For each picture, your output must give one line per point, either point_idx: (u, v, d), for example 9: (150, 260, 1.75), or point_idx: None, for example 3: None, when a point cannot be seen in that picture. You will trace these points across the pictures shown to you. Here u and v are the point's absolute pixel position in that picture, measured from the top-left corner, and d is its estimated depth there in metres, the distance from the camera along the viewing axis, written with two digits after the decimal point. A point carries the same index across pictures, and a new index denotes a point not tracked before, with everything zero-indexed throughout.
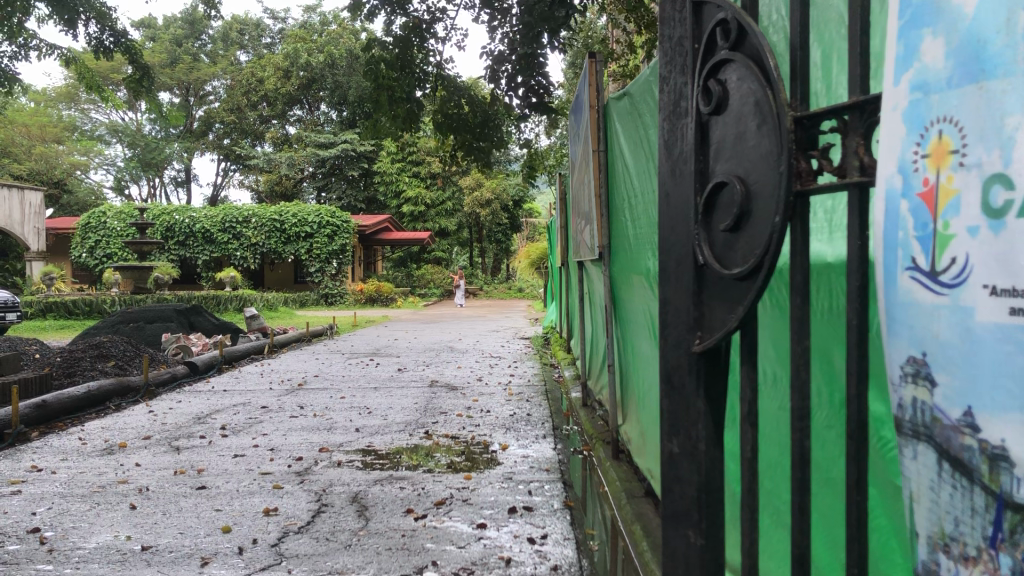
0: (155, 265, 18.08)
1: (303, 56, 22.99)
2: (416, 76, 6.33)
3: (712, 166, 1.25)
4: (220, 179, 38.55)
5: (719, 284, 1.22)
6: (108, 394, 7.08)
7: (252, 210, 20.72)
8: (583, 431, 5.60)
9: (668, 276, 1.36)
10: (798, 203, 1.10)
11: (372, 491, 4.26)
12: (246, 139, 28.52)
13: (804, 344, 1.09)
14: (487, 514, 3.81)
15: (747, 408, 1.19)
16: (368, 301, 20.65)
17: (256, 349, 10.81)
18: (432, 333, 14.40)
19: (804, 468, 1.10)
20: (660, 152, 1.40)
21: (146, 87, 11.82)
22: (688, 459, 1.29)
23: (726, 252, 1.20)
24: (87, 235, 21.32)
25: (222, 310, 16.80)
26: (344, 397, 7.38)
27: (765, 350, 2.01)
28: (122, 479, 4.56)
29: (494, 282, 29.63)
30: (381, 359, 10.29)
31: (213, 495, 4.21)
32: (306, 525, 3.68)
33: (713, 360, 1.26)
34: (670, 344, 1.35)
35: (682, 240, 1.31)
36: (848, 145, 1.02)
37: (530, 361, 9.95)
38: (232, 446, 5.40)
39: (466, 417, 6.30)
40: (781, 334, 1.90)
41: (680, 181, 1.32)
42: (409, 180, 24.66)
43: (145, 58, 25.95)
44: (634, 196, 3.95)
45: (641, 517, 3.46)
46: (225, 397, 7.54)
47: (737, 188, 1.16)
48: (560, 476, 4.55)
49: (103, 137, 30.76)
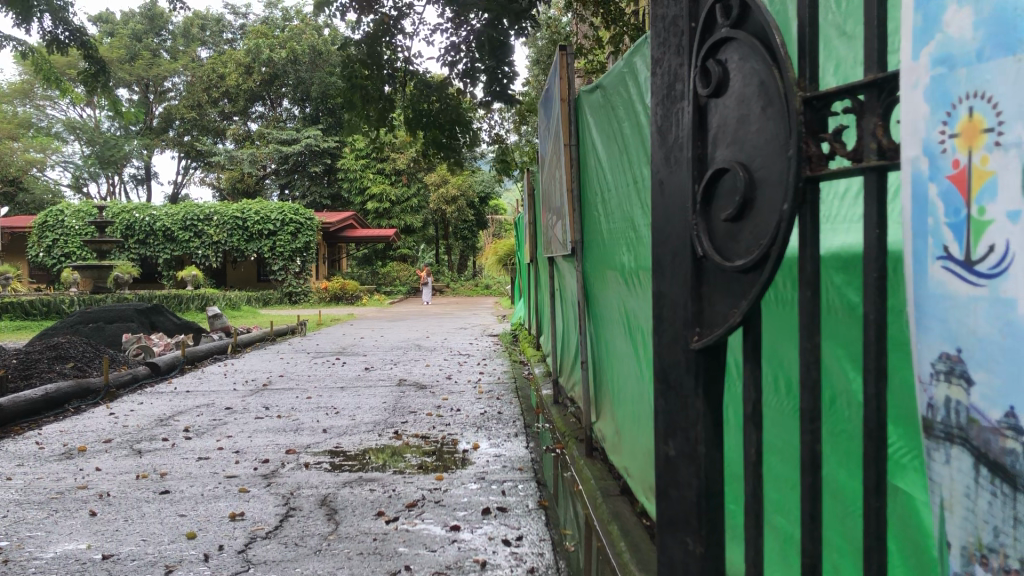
0: (114, 265, 17.76)
1: (265, 51, 22.72)
2: (385, 74, 6.25)
3: (712, 152, 1.17)
4: (181, 175, 37.99)
5: (720, 276, 1.15)
6: (66, 396, 6.90)
7: (214, 208, 20.41)
8: (555, 428, 5.55)
9: (663, 270, 1.29)
10: (807, 189, 1.03)
11: (341, 493, 4.16)
12: (208, 136, 28.12)
13: (815, 340, 1.02)
14: (461, 516, 3.73)
15: (750, 409, 1.13)
16: (333, 299, 20.46)
17: (219, 348, 10.63)
18: (399, 331, 14.27)
19: (815, 472, 1.03)
20: (654, 139, 1.33)
21: (103, 82, 11.57)
22: (686, 463, 1.22)
23: (727, 244, 1.13)
24: (45, 233, 20.90)
25: (183, 309, 16.52)
26: (311, 397, 7.25)
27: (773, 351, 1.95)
28: (82, 484, 4.42)
29: (460, 279, 29.48)
30: (348, 358, 10.15)
31: (177, 500, 4.08)
32: (274, 530, 3.57)
33: (711, 357, 1.18)
34: (666, 341, 1.28)
35: (679, 231, 1.23)
36: (862, 124, 0.95)
37: (499, 358, 9.88)
38: (196, 449, 5.26)
39: (436, 416, 6.21)
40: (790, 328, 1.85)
41: (675, 169, 1.25)
42: (373, 177, 24.46)
43: (102, 53, 25.49)
44: (607, 190, 3.88)
45: (618, 517, 3.39)
46: (188, 398, 7.37)
47: (740, 174, 1.09)
48: (533, 475, 4.47)
49: (59, 134, 30.19)
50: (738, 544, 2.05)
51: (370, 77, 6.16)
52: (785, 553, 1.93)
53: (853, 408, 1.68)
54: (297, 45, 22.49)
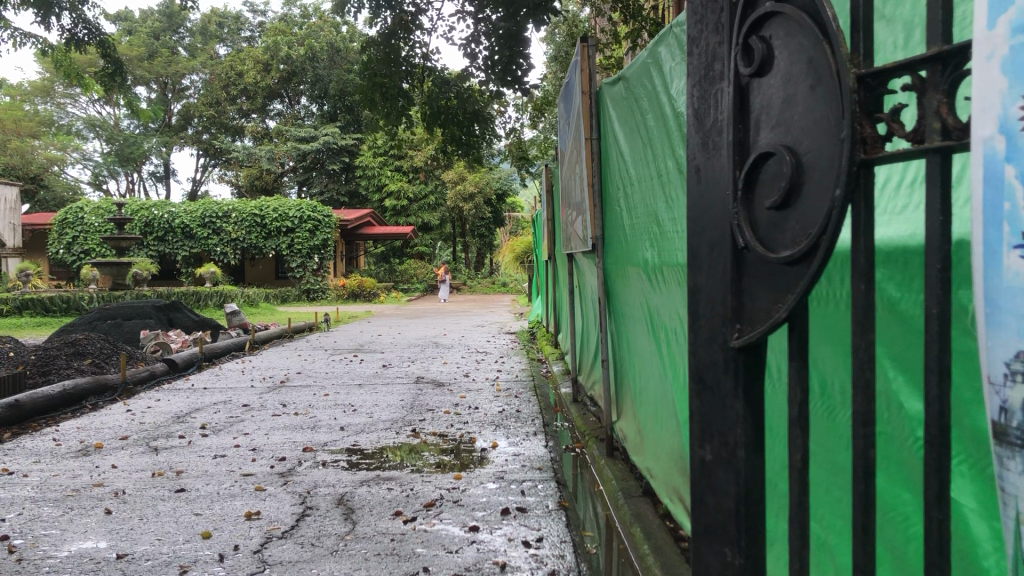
0: (133, 262, 17.82)
1: (283, 50, 22.80)
2: (403, 71, 6.20)
3: (754, 137, 1.10)
4: (199, 173, 38.19)
5: (762, 270, 1.07)
6: (84, 393, 6.89)
7: (232, 205, 20.45)
8: (574, 427, 5.47)
9: (700, 263, 1.21)
10: (862, 174, 0.94)
11: (359, 492, 4.10)
12: (227, 134, 28.23)
13: (870, 338, 0.95)
14: (479, 516, 3.66)
15: (796, 412, 1.05)
16: (350, 296, 20.47)
17: (236, 345, 10.60)
18: (417, 328, 14.24)
19: (868, 480, 0.95)
20: (689, 123, 1.26)
21: (120, 80, 11.57)
22: (723, 467, 1.15)
23: (771, 234, 1.06)
24: (64, 231, 21.01)
25: (202, 306, 16.55)
26: (328, 394, 7.20)
27: (816, 351, 1.87)
28: (98, 481, 4.39)
29: (477, 276, 29.42)
30: (366, 356, 10.12)
31: (192, 499, 4.04)
32: (290, 530, 3.52)
33: (750, 357, 1.11)
34: (703, 338, 1.20)
35: (719, 220, 1.16)
36: (924, 103, 0.87)
37: (516, 356, 9.81)
38: (212, 447, 5.21)
39: (454, 414, 6.14)
40: (835, 329, 1.76)
41: (714, 155, 1.17)
42: (391, 174, 24.44)
43: (121, 51, 25.60)
44: (629, 184, 3.81)
45: (641, 518, 3.32)
46: (205, 395, 7.35)
47: (785, 159, 1.01)
48: (552, 475, 4.40)
49: (80, 131, 30.40)
50: (779, 556, 1.96)
51: (390, 75, 6.09)
52: (822, 561, 1.85)
53: (894, 410, 1.60)
54: (314, 43, 22.52)
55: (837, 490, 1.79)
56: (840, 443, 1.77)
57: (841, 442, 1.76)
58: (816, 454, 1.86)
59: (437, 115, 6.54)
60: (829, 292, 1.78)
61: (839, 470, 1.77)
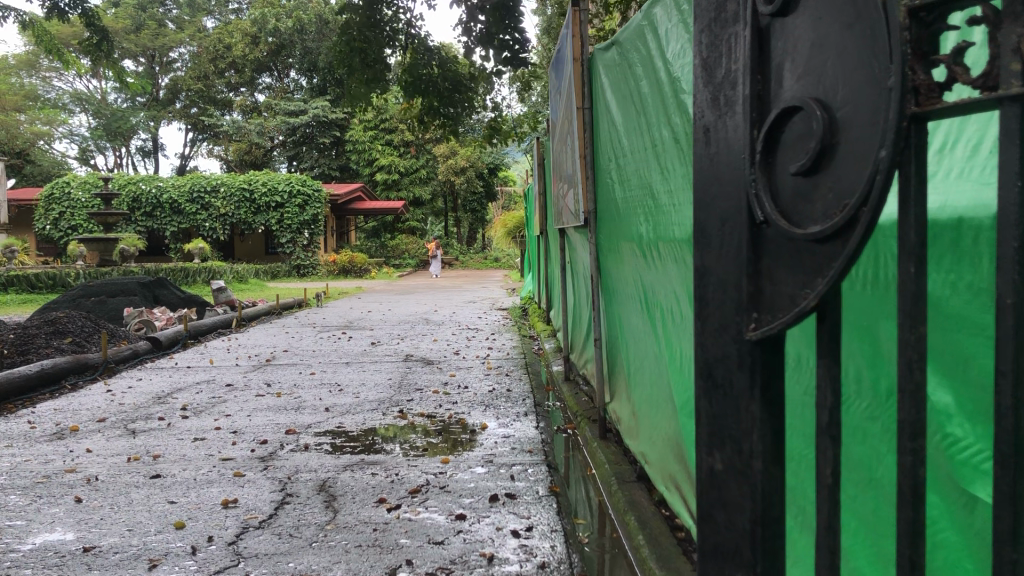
0: (119, 238, 17.56)
1: (271, 22, 22.43)
2: (384, 35, 5.91)
3: (778, 88, 0.91)
4: (188, 147, 37.79)
5: (786, 252, 0.90)
6: (63, 372, 6.71)
7: (221, 179, 20.18)
8: (566, 408, 5.32)
9: (710, 241, 1.03)
10: (914, 134, 0.77)
11: (341, 478, 3.94)
12: (215, 108, 27.84)
13: (921, 332, 0.78)
14: (467, 503, 3.50)
15: (826, 419, 0.88)
16: (341, 272, 20.24)
17: (222, 323, 10.42)
18: (407, 304, 14.06)
19: (918, 503, 0.79)
20: (697, 74, 1.07)
21: (103, 51, 11.27)
22: (735, 477, 0.98)
23: (795, 204, 0.88)
24: (51, 206, 20.72)
25: (191, 282, 16.33)
26: (314, 373, 7.04)
27: (846, 340, 1.68)
28: (71, 467, 4.21)
29: (470, 251, 29.23)
30: (354, 333, 9.95)
31: (167, 485, 3.87)
32: (268, 519, 3.35)
33: (768, 350, 0.94)
34: (711, 330, 1.02)
35: (732, 190, 0.98)
36: (998, 38, 0.69)
37: (508, 332, 9.66)
38: (193, 429, 5.05)
39: (443, 393, 5.98)
40: (874, 314, 1.57)
41: (729, 114, 0.98)
42: (382, 148, 24.13)
43: (107, 23, 25.17)
44: (622, 155, 3.62)
45: (635, 506, 3.16)
46: (188, 374, 7.17)
47: (817, 114, 0.83)
48: (544, 458, 4.24)
49: (66, 105, 29.93)
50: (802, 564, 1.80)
51: (367, 40, 5.83)
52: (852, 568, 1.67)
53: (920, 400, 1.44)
54: (303, 14, 22.15)
55: (861, 492, 1.64)
56: (871, 440, 1.60)
57: (867, 436, 1.61)
58: (844, 450, 1.69)
59: (418, 83, 6.39)
60: (855, 272, 1.62)
61: (865, 467, 1.62)
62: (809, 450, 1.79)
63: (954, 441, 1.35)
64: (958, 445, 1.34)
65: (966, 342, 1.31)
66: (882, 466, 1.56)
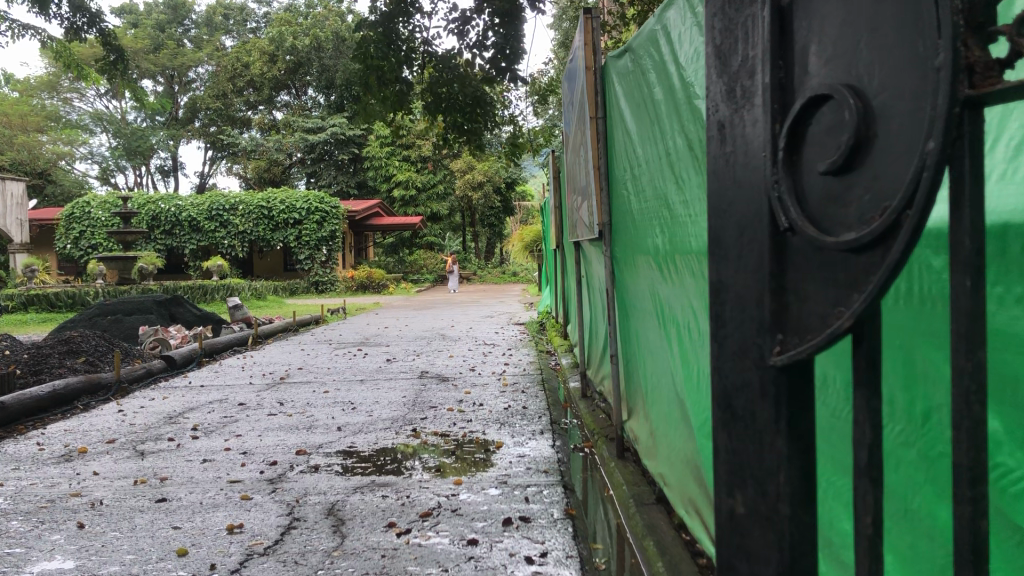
0: (139, 256, 17.59)
1: (288, 40, 22.48)
2: (404, 53, 5.94)
3: (804, 79, 0.79)
4: (206, 166, 38.12)
5: (818, 266, 0.77)
6: (75, 393, 6.64)
7: (239, 197, 20.21)
8: (583, 425, 5.20)
9: (726, 252, 0.89)
10: (967, 118, 0.64)
11: (351, 500, 3.82)
12: (233, 126, 27.96)
13: (980, 360, 0.65)
14: (479, 528, 3.37)
15: (865, 460, 0.75)
16: (359, 288, 20.19)
17: (238, 340, 10.35)
18: (423, 319, 13.97)
19: (975, 565, 0.66)
20: (710, 63, 0.93)
21: (121, 71, 11.24)
22: (760, 524, 0.85)
23: (827, 209, 0.76)
24: (71, 225, 20.82)
25: (209, 300, 16.30)
26: (328, 391, 6.93)
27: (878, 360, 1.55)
28: (76, 491, 4.12)
29: (487, 266, 29.12)
30: (370, 349, 9.86)
31: (172, 510, 3.76)
32: (274, 546, 3.24)
33: (795, 379, 0.81)
34: (730, 353, 0.89)
35: (750, 193, 0.84)
36: None
37: (524, 348, 9.54)
38: (202, 450, 4.95)
39: (457, 411, 5.85)
40: (908, 327, 1.44)
41: (749, 105, 0.85)
42: (399, 164, 24.11)
43: (127, 43, 25.34)
44: (638, 166, 3.49)
45: (654, 530, 3.03)
46: (201, 393, 7.09)
47: (851, 104, 0.71)
48: (560, 479, 4.10)
49: (87, 125, 30.24)
50: None
51: (387, 59, 5.85)
52: None
53: None
54: (320, 32, 22.28)
55: (897, 523, 1.52)
56: (905, 466, 1.48)
57: (900, 464, 1.49)
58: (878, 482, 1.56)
59: (439, 101, 6.32)
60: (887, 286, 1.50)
61: (900, 497, 1.50)
62: (853, 469, 1.66)
63: (1003, 472, 1.21)
64: (1008, 476, 1.21)
65: (1011, 362, 1.19)
66: (917, 495, 1.44)
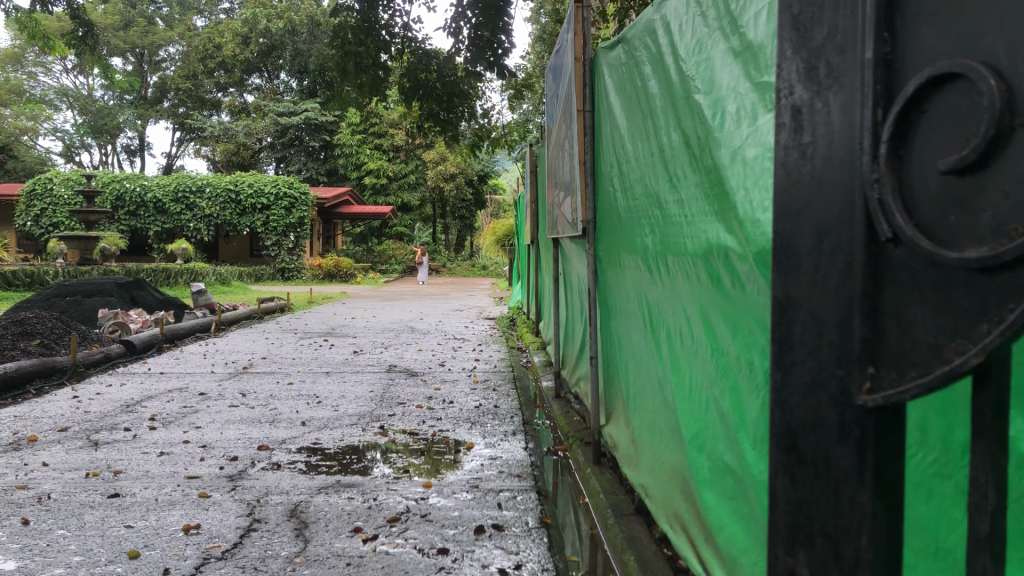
0: (101, 236, 17.18)
1: (263, 23, 22.09)
2: (382, 40, 5.78)
3: (916, 45, 0.63)
4: (174, 146, 37.52)
5: (936, 284, 0.61)
6: (28, 376, 6.38)
7: (207, 180, 19.84)
8: (556, 427, 5.06)
9: (799, 263, 0.73)
10: None
11: (315, 501, 3.65)
12: (203, 108, 27.48)
13: None
14: (450, 535, 3.21)
15: (983, 531, 0.61)
16: (326, 276, 19.87)
17: (201, 326, 10.09)
18: (392, 311, 13.77)
19: None
20: (783, 35, 0.77)
21: (89, 47, 10.89)
22: None
23: (946, 217, 0.61)
24: (32, 202, 20.32)
25: (172, 283, 15.96)
26: (293, 383, 6.72)
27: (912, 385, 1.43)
28: (23, 483, 3.90)
29: (457, 258, 29.00)
30: (337, 340, 9.66)
31: (125, 506, 3.56)
32: (232, 549, 3.06)
33: (886, 419, 0.66)
34: (799, 381, 0.74)
35: (839, 190, 0.69)
36: None
37: (495, 343, 9.40)
38: (159, 442, 4.74)
39: (426, 408, 5.68)
40: None
41: (838, 86, 0.70)
42: (370, 152, 23.88)
43: (96, 19, 24.77)
44: (626, 162, 3.36)
45: (634, 544, 2.89)
46: (161, 381, 6.85)
47: (991, 85, 0.56)
48: (533, 483, 3.95)
49: (52, 101, 29.58)
50: None
51: (365, 44, 5.69)
52: None
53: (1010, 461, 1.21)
54: (295, 15, 21.94)
55: (922, 558, 1.41)
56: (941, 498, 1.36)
57: (932, 495, 1.38)
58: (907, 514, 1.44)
59: (415, 89, 6.14)
60: None
61: (932, 532, 1.39)
62: None
63: None
64: None
65: None
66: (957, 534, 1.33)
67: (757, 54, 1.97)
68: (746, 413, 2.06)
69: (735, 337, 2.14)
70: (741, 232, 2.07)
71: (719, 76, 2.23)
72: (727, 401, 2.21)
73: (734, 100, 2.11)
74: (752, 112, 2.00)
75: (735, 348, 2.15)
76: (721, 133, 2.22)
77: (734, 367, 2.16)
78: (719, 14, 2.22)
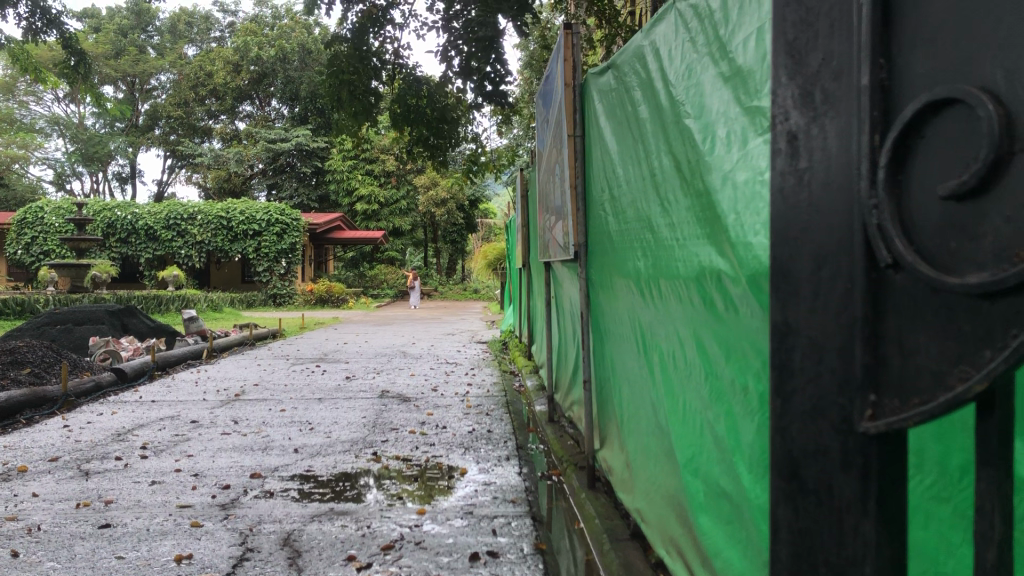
0: (91, 264, 17.12)
1: (254, 50, 22.17)
2: (373, 67, 5.79)
3: (912, 67, 0.63)
4: (165, 173, 37.53)
5: (939, 310, 0.60)
6: (18, 406, 6.34)
7: (198, 206, 19.83)
8: (550, 451, 5.03)
9: (799, 289, 0.73)
10: None
11: (307, 530, 3.61)
12: (194, 135, 27.50)
13: None
14: (445, 563, 3.18)
15: (988, 557, 0.61)
16: (318, 303, 19.48)
17: (192, 353, 10.02)
18: (385, 336, 13.72)
19: None
20: (777, 59, 0.77)
21: (81, 76, 10.89)
22: None
23: (946, 241, 0.60)
24: (23, 231, 20.27)
25: (163, 310, 15.90)
26: (285, 409, 6.68)
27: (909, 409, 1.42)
28: (12, 514, 3.85)
29: (448, 282, 28.99)
30: (329, 366, 9.61)
31: (116, 537, 3.52)
32: None
33: (888, 443, 0.66)
34: (801, 409, 0.73)
35: (840, 214, 0.68)
36: None
37: (488, 367, 9.36)
38: (151, 471, 4.70)
39: (419, 434, 5.65)
40: None
41: (834, 112, 0.70)
42: (361, 177, 23.92)
43: (87, 47, 24.83)
44: (617, 185, 3.38)
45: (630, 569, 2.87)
46: (152, 409, 6.80)
47: (987, 108, 0.56)
48: (527, 509, 3.92)
49: (43, 129, 29.58)
50: None
51: (358, 71, 5.69)
52: None
53: None
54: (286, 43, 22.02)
55: None
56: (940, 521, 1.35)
57: (930, 518, 1.37)
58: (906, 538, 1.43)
59: (406, 115, 6.14)
60: None
61: (931, 555, 1.38)
62: None
63: None
64: None
65: None
66: (955, 557, 1.33)
67: (747, 79, 1.98)
68: (741, 437, 2.05)
69: (730, 360, 2.13)
70: (732, 255, 2.07)
71: (708, 101, 2.24)
72: (721, 425, 2.20)
73: (724, 123, 2.12)
74: (741, 137, 2.01)
75: (729, 370, 2.15)
76: (711, 157, 2.22)
77: (728, 392, 2.15)
78: (708, 39, 2.24)
